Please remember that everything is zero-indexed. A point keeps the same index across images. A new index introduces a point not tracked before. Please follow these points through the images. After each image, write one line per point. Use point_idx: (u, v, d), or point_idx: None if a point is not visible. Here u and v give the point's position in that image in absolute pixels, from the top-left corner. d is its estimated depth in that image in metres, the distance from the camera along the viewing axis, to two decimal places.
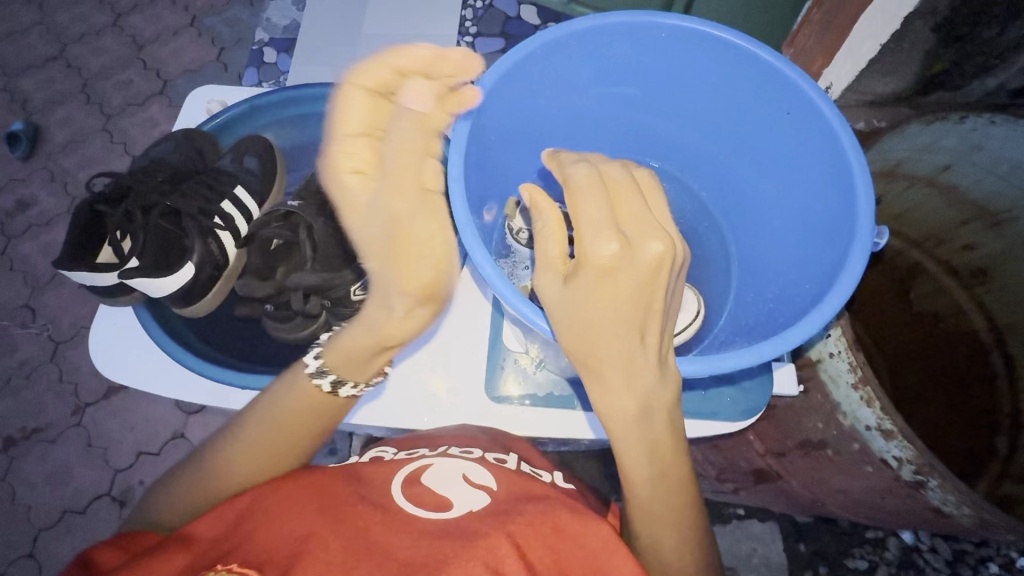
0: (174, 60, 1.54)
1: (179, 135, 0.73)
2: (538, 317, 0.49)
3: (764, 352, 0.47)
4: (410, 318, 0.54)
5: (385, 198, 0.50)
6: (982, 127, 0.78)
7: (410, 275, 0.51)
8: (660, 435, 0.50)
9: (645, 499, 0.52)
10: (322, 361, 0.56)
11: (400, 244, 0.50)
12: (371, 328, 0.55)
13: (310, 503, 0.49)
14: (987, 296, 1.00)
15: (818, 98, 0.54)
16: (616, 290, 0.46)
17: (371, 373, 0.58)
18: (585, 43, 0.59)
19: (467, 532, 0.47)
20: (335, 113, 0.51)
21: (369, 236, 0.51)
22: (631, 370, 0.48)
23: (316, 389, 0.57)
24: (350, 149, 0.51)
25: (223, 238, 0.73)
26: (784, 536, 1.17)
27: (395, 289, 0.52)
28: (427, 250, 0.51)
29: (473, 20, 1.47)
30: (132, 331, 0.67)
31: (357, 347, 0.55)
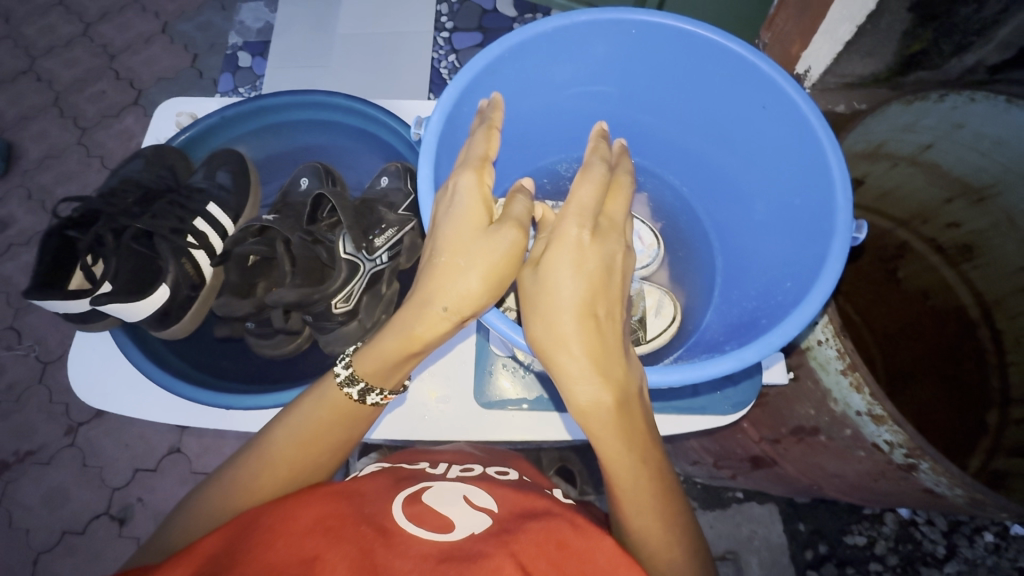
0: (147, 69, 1.50)
1: (149, 152, 0.73)
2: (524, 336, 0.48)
3: (746, 358, 0.47)
4: (447, 325, 0.49)
5: (512, 228, 0.48)
6: (963, 106, 0.78)
7: (478, 289, 0.48)
8: (634, 423, 0.49)
9: (634, 501, 0.51)
10: (353, 368, 0.53)
11: (502, 254, 0.47)
12: (408, 330, 0.50)
13: (310, 523, 0.45)
14: (974, 272, 1.01)
15: (791, 91, 0.53)
16: (587, 269, 0.47)
17: (397, 381, 0.55)
18: (553, 43, 0.57)
19: (472, 554, 0.44)
20: (476, 134, 0.53)
21: (468, 236, 0.48)
22: (602, 351, 0.47)
23: (344, 398, 0.54)
24: (486, 164, 0.51)
25: (197, 257, 0.72)
26: (783, 517, 1.18)
27: (456, 291, 0.48)
28: (505, 275, 0.48)
29: (449, 15, 1.43)
30: (113, 356, 0.66)
31: (397, 353, 0.52)
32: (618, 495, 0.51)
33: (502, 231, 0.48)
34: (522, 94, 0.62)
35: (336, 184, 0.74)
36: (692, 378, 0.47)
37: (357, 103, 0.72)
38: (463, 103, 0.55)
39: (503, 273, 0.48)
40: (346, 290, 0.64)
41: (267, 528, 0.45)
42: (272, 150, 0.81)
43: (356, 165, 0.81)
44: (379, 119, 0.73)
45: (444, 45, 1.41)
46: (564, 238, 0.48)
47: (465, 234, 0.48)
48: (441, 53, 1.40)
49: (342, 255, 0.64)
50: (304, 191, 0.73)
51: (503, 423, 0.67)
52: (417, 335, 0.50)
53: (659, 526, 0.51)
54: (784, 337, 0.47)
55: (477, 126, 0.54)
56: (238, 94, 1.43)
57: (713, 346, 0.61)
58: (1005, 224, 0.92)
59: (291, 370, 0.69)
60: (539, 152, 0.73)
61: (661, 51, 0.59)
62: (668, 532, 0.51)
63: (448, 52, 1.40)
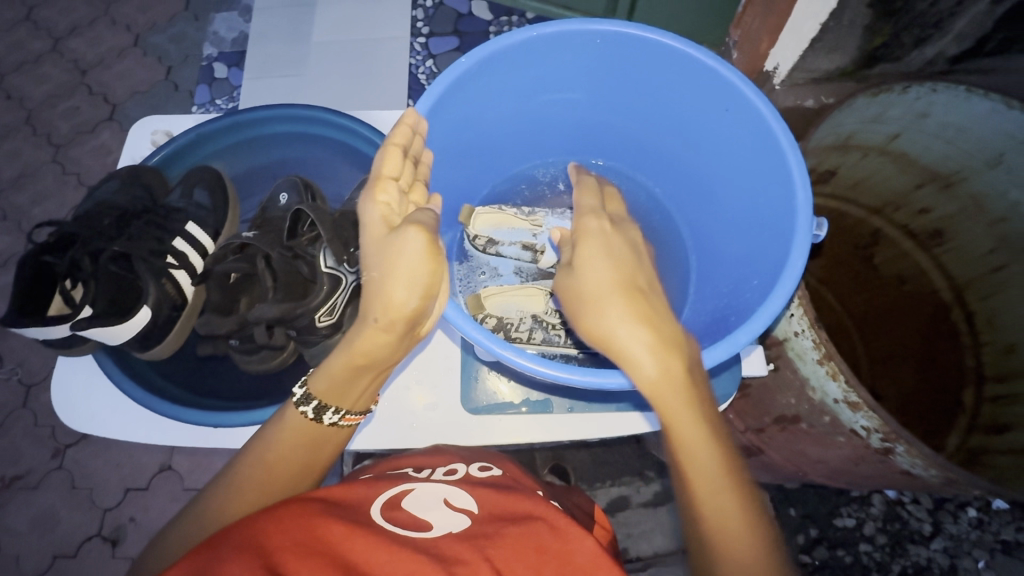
0: (121, 83, 1.49)
1: (126, 173, 0.71)
2: (490, 342, 0.50)
3: (714, 356, 0.50)
4: (384, 339, 0.50)
5: (407, 232, 0.47)
6: (925, 96, 0.81)
7: (396, 299, 0.47)
8: (704, 395, 0.49)
9: (707, 485, 0.47)
10: (306, 388, 0.54)
11: (402, 260, 0.47)
12: (351, 346, 0.51)
13: (281, 537, 0.44)
14: (944, 256, 1.03)
15: (751, 95, 0.54)
16: (617, 255, 0.55)
17: (354, 399, 0.55)
18: (521, 54, 0.58)
19: (447, 557, 0.45)
20: (378, 154, 0.52)
21: (376, 252, 0.49)
22: (658, 321, 0.50)
23: (302, 417, 0.54)
24: (381, 179, 0.51)
25: (178, 277, 0.72)
26: (775, 503, 1.20)
27: (379, 305, 0.48)
28: (417, 279, 0.47)
29: (425, 20, 1.44)
30: (98, 380, 0.66)
31: (345, 369, 0.53)
32: (689, 479, 0.47)
33: (401, 238, 0.47)
34: (492, 105, 0.63)
35: (315, 197, 0.74)
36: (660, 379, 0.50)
37: (335, 116, 0.74)
38: (434, 117, 0.56)
39: (414, 274, 0.47)
40: (328, 303, 0.65)
41: (241, 539, 0.43)
42: (249, 163, 0.81)
43: (334, 177, 0.81)
44: (356, 130, 0.73)
45: (421, 51, 1.41)
46: (588, 237, 0.56)
47: (374, 250, 0.49)
48: (418, 59, 1.40)
49: (324, 269, 0.65)
50: (284, 206, 0.73)
51: (491, 430, 0.67)
52: (359, 350, 0.51)
53: (735, 515, 0.46)
54: (752, 334, 0.49)
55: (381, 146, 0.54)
56: (215, 106, 1.42)
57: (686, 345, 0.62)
58: (972, 209, 0.95)
59: (277, 385, 0.70)
60: (513, 158, 0.75)
61: (626, 57, 0.60)
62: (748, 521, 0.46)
63: (425, 58, 1.40)
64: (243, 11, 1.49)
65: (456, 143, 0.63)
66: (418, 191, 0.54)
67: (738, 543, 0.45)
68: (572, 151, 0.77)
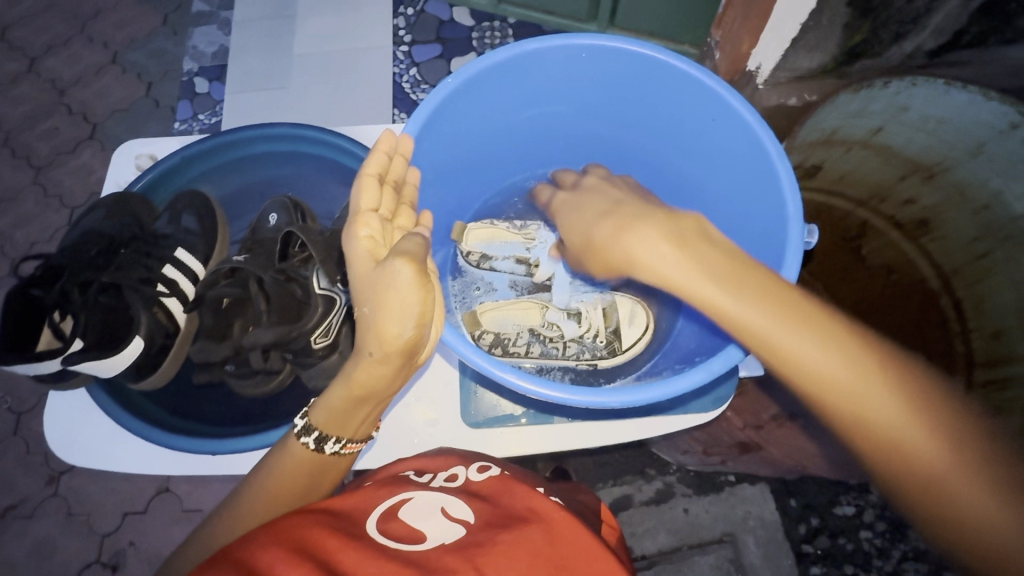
0: (100, 101, 1.47)
1: (111, 201, 0.70)
2: (494, 368, 0.50)
3: (714, 368, 0.51)
4: (381, 370, 0.49)
5: (390, 259, 0.45)
6: (905, 90, 0.82)
7: (389, 330, 0.46)
8: (712, 253, 0.51)
9: (762, 325, 0.49)
10: (307, 419, 0.54)
11: (392, 291, 0.45)
12: (349, 379, 0.51)
13: (277, 548, 0.46)
14: (931, 245, 1.03)
15: (739, 105, 0.55)
16: (593, 200, 0.63)
17: (356, 427, 0.54)
18: (507, 71, 0.59)
19: (437, 568, 0.46)
20: (355, 185, 0.52)
21: (365, 286, 0.47)
22: (636, 221, 0.55)
23: (304, 448, 0.54)
24: (362, 214, 0.50)
25: (169, 304, 0.71)
26: (774, 494, 1.18)
27: (372, 337, 0.47)
28: (407, 308, 0.45)
29: (406, 28, 1.43)
30: (92, 413, 0.66)
31: (343, 400, 0.52)
32: (796, 373, 0.49)
33: (388, 268, 0.45)
34: (479, 123, 0.63)
35: (305, 217, 0.74)
36: (668, 393, 0.50)
37: (322, 134, 0.73)
38: (422, 139, 0.57)
39: (406, 304, 0.45)
40: (323, 324, 0.65)
41: (234, 561, 0.44)
42: (236, 184, 0.80)
43: (324, 194, 0.81)
44: (345, 148, 0.73)
45: (404, 60, 1.40)
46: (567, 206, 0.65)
47: (360, 282, 0.48)
48: (402, 68, 1.39)
49: (318, 291, 0.65)
50: (273, 227, 0.72)
51: (492, 443, 0.67)
52: (357, 383, 0.50)
53: (848, 378, 0.48)
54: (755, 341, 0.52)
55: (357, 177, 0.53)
56: (197, 122, 1.40)
57: (685, 357, 0.64)
58: (956, 199, 0.95)
59: (276, 407, 0.69)
60: (503, 173, 0.76)
61: (612, 70, 0.61)
62: (861, 373, 0.48)
63: (409, 66, 1.40)
64: (222, 24, 1.48)
65: (445, 161, 0.63)
66: (403, 216, 0.53)
67: (863, 400, 0.48)
68: (561, 161, 0.78)
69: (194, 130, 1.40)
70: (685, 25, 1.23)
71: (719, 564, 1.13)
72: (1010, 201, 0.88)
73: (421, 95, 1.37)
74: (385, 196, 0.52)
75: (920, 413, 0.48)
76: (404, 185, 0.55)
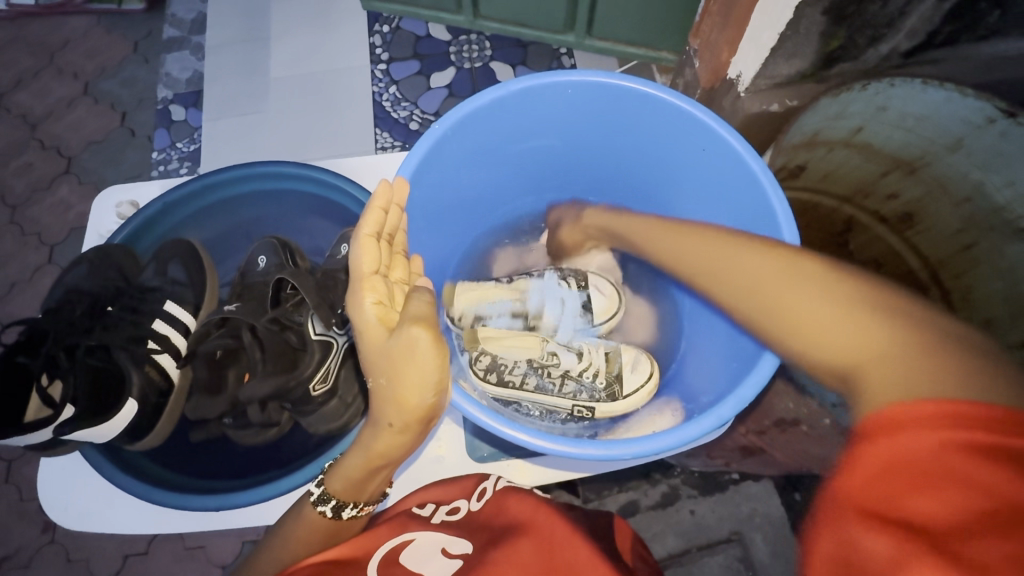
0: (74, 133, 1.43)
1: (95, 256, 0.70)
2: (504, 425, 0.51)
3: (723, 414, 0.53)
4: (401, 435, 0.51)
5: (404, 331, 0.48)
6: (884, 90, 0.84)
7: (411, 399, 0.48)
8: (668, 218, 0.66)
9: (694, 250, 0.60)
10: (323, 488, 0.57)
11: (411, 360, 0.47)
12: (367, 449, 0.53)
13: None
14: (918, 238, 0.99)
15: (725, 133, 0.60)
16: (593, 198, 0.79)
17: (370, 492, 0.58)
18: (501, 109, 0.64)
19: None
20: (354, 246, 0.53)
21: (380, 355, 0.50)
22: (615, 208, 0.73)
23: (319, 517, 0.56)
24: (368, 275, 0.52)
25: (161, 361, 0.70)
26: (779, 490, 1.12)
27: (393, 408, 0.49)
28: (427, 378, 0.48)
29: (383, 45, 1.42)
30: (88, 473, 0.65)
31: (359, 469, 0.55)
32: (771, 311, 0.51)
33: (405, 340, 0.47)
34: (474, 159, 0.68)
35: (294, 256, 0.72)
36: (683, 440, 0.52)
37: (305, 169, 0.72)
38: (418, 181, 0.62)
39: (425, 375, 0.48)
40: (321, 370, 0.65)
41: None
42: (222, 226, 0.79)
43: (311, 230, 0.80)
44: (331, 183, 0.72)
45: (383, 77, 1.39)
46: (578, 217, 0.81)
47: (374, 351, 0.50)
48: (381, 86, 1.38)
49: (314, 337, 0.65)
50: (263, 269, 0.71)
51: (500, 473, 0.67)
52: (376, 451, 0.53)
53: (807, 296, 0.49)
54: (766, 374, 0.54)
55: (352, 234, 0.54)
56: (175, 150, 1.37)
57: (694, 397, 0.67)
58: (938, 192, 0.92)
59: (276, 456, 0.69)
60: (499, 207, 0.81)
61: (600, 104, 0.67)
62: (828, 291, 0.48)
63: (388, 84, 1.38)
64: (195, 48, 1.45)
65: (434, 202, 0.67)
66: (398, 269, 0.57)
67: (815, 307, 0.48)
68: (559, 195, 0.84)
69: (172, 159, 1.37)
70: (663, 31, 1.23)
71: (728, 565, 1.08)
72: (990, 192, 0.86)
73: (401, 112, 1.35)
74: (385, 255, 0.55)
75: (886, 332, 0.43)
76: (394, 234, 0.58)
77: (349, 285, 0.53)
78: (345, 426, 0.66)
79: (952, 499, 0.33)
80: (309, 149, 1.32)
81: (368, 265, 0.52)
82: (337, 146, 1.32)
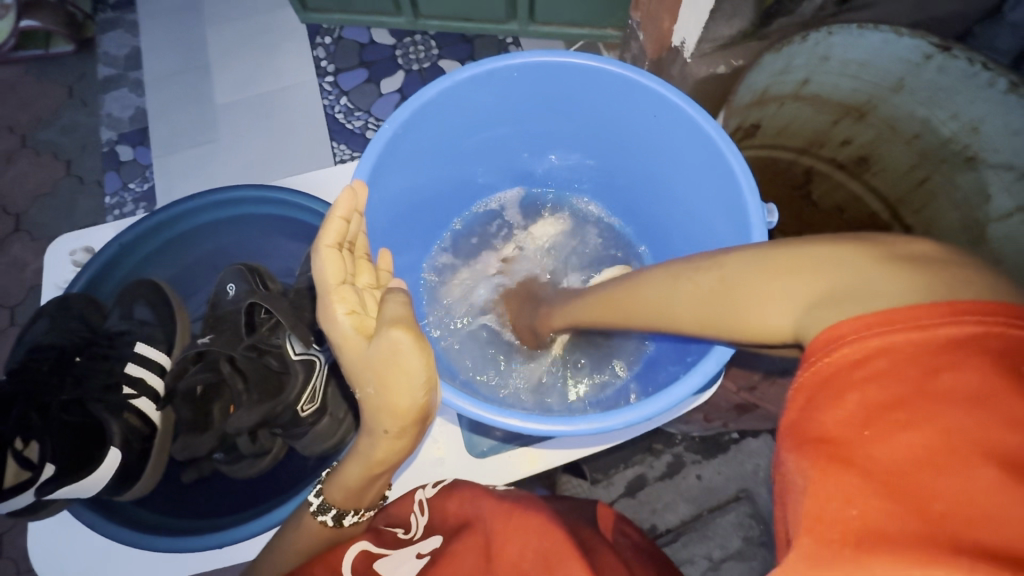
0: (18, 189, 1.38)
1: (53, 308, 0.67)
2: (498, 412, 0.51)
3: (708, 371, 0.54)
4: (397, 440, 0.51)
5: (384, 334, 0.47)
6: (824, 40, 0.81)
7: (402, 402, 0.48)
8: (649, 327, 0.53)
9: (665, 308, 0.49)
10: (323, 497, 0.56)
11: (397, 362, 0.47)
12: (366, 457, 0.53)
13: None
14: (875, 180, 1.03)
15: (677, 100, 0.61)
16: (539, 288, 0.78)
17: (370, 497, 0.58)
18: (448, 103, 0.64)
19: None
20: (316, 259, 0.52)
21: (364, 365, 0.49)
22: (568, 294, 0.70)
23: (321, 525, 0.56)
24: (337, 285, 0.52)
25: (141, 405, 0.69)
26: (778, 442, 1.15)
27: (386, 414, 0.49)
28: (414, 378, 0.47)
29: (328, 58, 1.39)
30: (77, 533, 0.63)
31: (360, 477, 0.54)
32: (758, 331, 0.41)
33: (390, 342, 0.47)
34: (428, 152, 0.68)
35: (264, 280, 0.71)
36: (671, 404, 0.53)
37: (261, 191, 0.71)
38: (376, 183, 0.61)
39: (413, 376, 0.47)
40: (307, 390, 0.64)
41: None
42: (185, 261, 0.78)
43: (279, 251, 0.79)
44: (291, 202, 0.71)
45: (332, 90, 1.36)
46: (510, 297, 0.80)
47: (356, 361, 0.50)
48: (331, 98, 1.35)
49: (295, 358, 0.64)
50: (233, 298, 0.70)
51: (500, 466, 0.68)
52: (376, 459, 0.52)
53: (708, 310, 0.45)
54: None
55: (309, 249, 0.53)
56: (128, 191, 1.33)
57: (679, 357, 0.68)
58: (888, 132, 0.96)
59: (274, 484, 0.69)
60: (458, 201, 0.81)
61: (547, 86, 0.67)
62: (761, 292, 0.40)
63: (338, 95, 1.35)
64: (133, 85, 1.40)
65: (396, 205, 0.68)
66: (365, 273, 0.55)
67: (755, 309, 0.41)
68: (518, 180, 0.84)
69: (126, 202, 1.32)
70: (603, 10, 1.24)
71: (741, 522, 1.10)
72: (937, 126, 0.89)
73: (355, 123, 1.33)
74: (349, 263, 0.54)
75: (785, 294, 0.39)
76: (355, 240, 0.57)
77: (317, 298, 0.53)
78: (340, 443, 0.65)
79: (861, 403, 0.31)
80: (266, 172, 1.29)
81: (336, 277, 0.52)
82: (296, 165, 1.30)
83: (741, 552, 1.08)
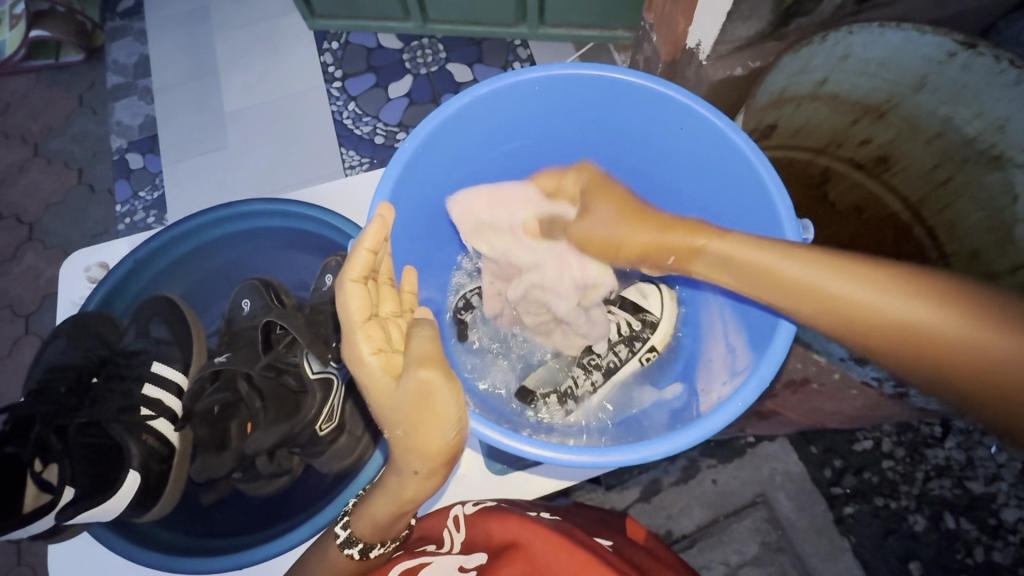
0: (31, 198, 1.38)
1: (70, 327, 0.68)
2: (527, 447, 0.50)
3: (746, 398, 0.52)
4: (426, 480, 0.50)
5: (414, 375, 0.47)
6: (844, 39, 0.78)
7: (432, 443, 0.47)
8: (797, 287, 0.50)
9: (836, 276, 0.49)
10: (351, 531, 0.55)
11: (429, 404, 0.47)
12: (394, 495, 0.51)
13: None
14: (896, 180, 1.00)
15: (704, 112, 0.60)
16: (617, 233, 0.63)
17: (396, 530, 0.56)
18: (468, 117, 0.63)
19: None
20: (341, 293, 0.52)
21: (391, 406, 0.48)
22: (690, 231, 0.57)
23: (349, 559, 0.56)
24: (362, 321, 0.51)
25: (158, 427, 0.68)
26: (796, 446, 1.13)
27: (415, 455, 0.48)
28: (445, 418, 0.47)
29: (336, 63, 1.38)
30: (94, 553, 0.63)
31: (387, 514, 0.53)
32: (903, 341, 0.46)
33: (421, 384, 0.46)
34: (448, 168, 0.67)
35: (279, 294, 0.71)
36: (706, 433, 0.51)
37: (273, 206, 0.70)
38: (395, 202, 0.60)
39: (444, 417, 0.47)
40: (325, 410, 0.63)
41: None
42: (199, 276, 0.77)
43: (292, 264, 0.78)
44: (303, 215, 0.70)
45: (340, 95, 1.35)
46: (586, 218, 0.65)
47: (383, 401, 0.49)
48: (340, 104, 1.34)
49: (313, 377, 0.63)
50: (249, 314, 0.70)
51: (520, 484, 0.67)
52: (404, 497, 0.51)
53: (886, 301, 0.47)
54: (784, 348, 0.53)
55: (333, 283, 0.52)
56: (139, 199, 1.33)
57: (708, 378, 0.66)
58: (909, 131, 0.93)
59: (290, 504, 0.68)
60: None
61: (568, 99, 0.66)
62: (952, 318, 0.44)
63: (346, 101, 1.35)
64: (143, 93, 1.40)
65: (417, 222, 0.66)
66: (387, 302, 0.55)
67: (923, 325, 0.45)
68: None
69: (137, 210, 1.32)
70: (613, 11, 1.22)
71: (758, 527, 1.09)
72: (960, 125, 0.87)
73: (363, 128, 1.32)
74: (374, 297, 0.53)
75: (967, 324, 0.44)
76: (378, 271, 0.56)
77: (342, 334, 0.52)
78: (359, 460, 0.65)
79: None
80: (276, 179, 1.29)
81: (362, 313, 0.51)
82: (305, 171, 1.29)
83: (758, 557, 1.07)
